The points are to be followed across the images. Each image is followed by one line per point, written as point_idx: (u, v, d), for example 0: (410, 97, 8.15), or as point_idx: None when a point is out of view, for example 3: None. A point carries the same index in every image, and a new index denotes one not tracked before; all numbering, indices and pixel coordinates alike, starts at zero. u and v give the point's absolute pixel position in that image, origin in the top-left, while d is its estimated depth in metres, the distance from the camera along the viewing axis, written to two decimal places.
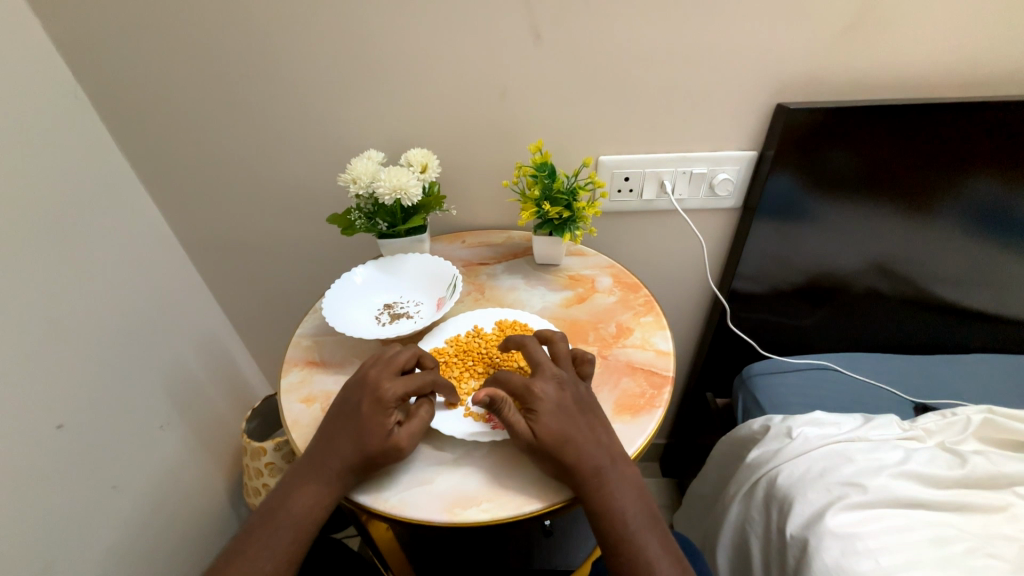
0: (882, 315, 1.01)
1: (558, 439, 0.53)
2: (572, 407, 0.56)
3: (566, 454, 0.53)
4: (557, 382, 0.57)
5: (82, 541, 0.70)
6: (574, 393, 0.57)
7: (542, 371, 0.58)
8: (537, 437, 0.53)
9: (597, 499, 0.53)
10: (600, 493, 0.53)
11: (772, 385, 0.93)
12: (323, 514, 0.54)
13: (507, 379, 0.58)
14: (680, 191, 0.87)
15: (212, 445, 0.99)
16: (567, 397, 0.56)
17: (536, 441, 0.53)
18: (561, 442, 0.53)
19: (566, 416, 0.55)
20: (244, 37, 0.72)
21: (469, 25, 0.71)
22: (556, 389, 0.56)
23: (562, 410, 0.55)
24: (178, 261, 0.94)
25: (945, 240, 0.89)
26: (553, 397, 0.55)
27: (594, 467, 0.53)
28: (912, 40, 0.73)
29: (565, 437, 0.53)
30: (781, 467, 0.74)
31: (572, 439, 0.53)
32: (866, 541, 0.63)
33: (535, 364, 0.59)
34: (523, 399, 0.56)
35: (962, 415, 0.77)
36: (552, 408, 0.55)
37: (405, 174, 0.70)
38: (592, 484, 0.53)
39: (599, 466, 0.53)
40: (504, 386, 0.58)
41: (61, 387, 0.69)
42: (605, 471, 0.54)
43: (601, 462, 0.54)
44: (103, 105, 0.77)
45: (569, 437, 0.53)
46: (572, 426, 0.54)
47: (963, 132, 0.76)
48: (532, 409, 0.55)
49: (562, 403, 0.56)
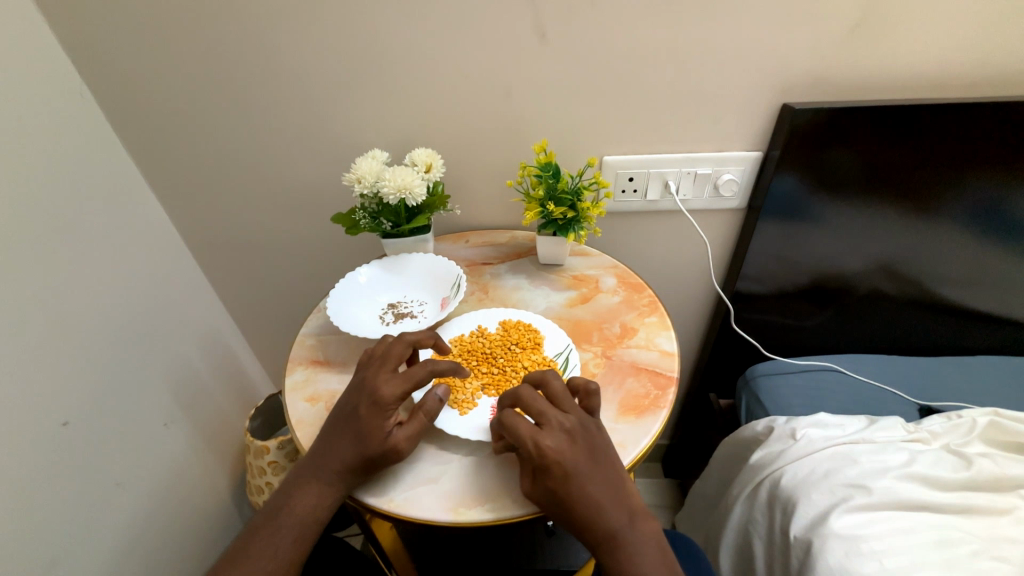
0: (887, 316, 1.00)
1: (565, 499, 0.50)
2: (587, 460, 0.51)
3: (579, 517, 0.50)
4: (564, 429, 0.52)
5: (86, 537, 0.70)
6: (585, 438, 0.53)
7: (548, 422, 0.52)
8: (549, 498, 0.50)
9: (615, 561, 0.50)
10: (619, 552, 0.50)
11: (776, 386, 0.93)
12: (327, 513, 0.54)
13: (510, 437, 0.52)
14: (685, 191, 0.87)
15: (216, 441, 1.00)
16: (580, 451, 0.51)
17: (546, 501, 0.51)
18: (574, 504, 0.50)
19: (578, 467, 0.51)
20: (248, 35, 0.72)
21: (473, 25, 0.71)
22: (568, 444, 0.51)
23: (577, 466, 0.51)
24: (183, 260, 0.94)
25: (949, 243, 0.89)
26: (565, 454, 0.51)
27: (611, 529, 0.50)
28: (916, 42, 0.72)
29: (580, 499, 0.50)
30: (785, 468, 0.74)
31: (581, 498, 0.50)
32: (870, 543, 0.63)
33: (538, 415, 0.53)
34: (529, 459, 0.51)
35: (967, 417, 0.76)
36: (566, 467, 0.50)
37: (410, 174, 0.70)
38: (609, 545, 0.51)
39: (616, 527, 0.51)
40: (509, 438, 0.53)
41: (66, 381, 0.70)
42: (624, 532, 0.51)
43: (619, 522, 0.51)
44: (108, 103, 0.77)
45: (583, 499, 0.50)
46: (588, 486, 0.50)
47: (964, 135, 0.77)
48: (541, 469, 0.50)
49: (576, 457, 0.51)
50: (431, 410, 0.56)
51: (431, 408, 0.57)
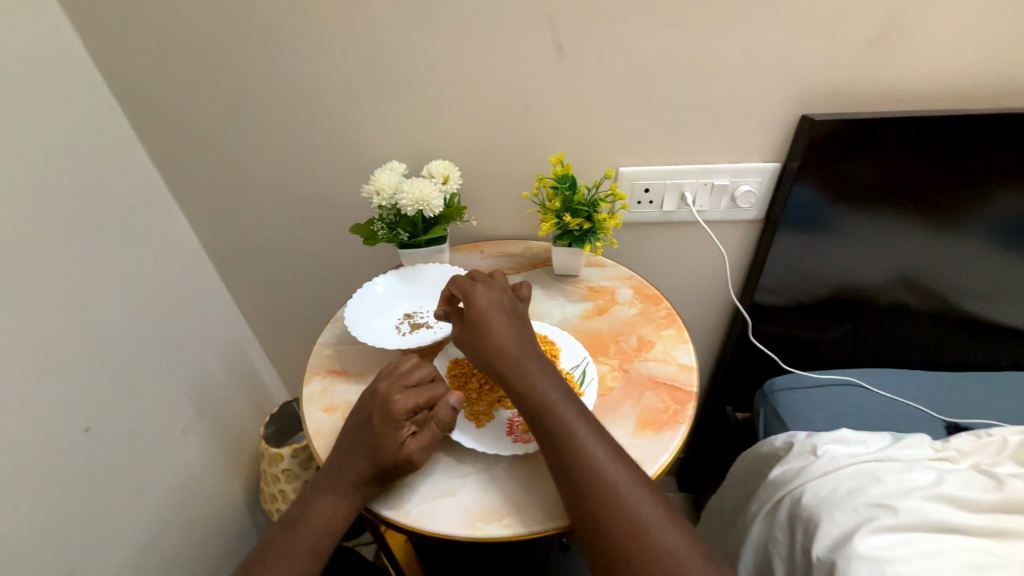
0: (910, 330, 0.98)
1: (481, 335, 0.57)
2: (510, 314, 0.60)
3: (496, 360, 0.56)
4: (497, 291, 0.61)
5: (103, 543, 0.71)
6: (515, 306, 0.61)
7: (484, 282, 0.62)
8: (470, 336, 0.58)
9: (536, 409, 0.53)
10: (536, 397, 0.54)
11: (796, 401, 0.91)
12: (343, 525, 0.54)
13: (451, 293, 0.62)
14: (702, 203, 0.87)
15: (232, 448, 1.01)
16: (505, 307, 0.60)
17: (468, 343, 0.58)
18: (491, 342, 0.56)
19: (503, 318, 0.58)
20: (271, 49, 0.74)
21: (490, 39, 0.72)
22: (496, 296, 0.60)
23: (500, 314, 0.59)
24: (203, 268, 0.96)
25: (973, 256, 0.87)
26: (492, 303, 0.59)
27: (528, 376, 0.55)
28: (939, 53, 0.71)
29: (496, 342, 0.56)
30: (806, 486, 0.73)
31: (500, 335, 0.57)
32: (897, 566, 0.60)
33: (481, 278, 0.62)
34: (465, 300, 0.60)
35: (998, 436, 0.74)
36: (488, 311, 0.58)
37: (428, 186, 0.71)
38: (526, 390, 0.54)
39: (534, 375, 0.55)
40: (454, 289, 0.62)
41: (89, 387, 0.71)
42: (541, 381, 0.55)
43: (537, 372, 0.55)
44: (135, 116, 0.80)
45: (502, 345, 0.56)
46: (506, 332, 0.57)
47: (989, 147, 0.75)
48: (471, 308, 0.59)
49: (501, 308, 0.59)
50: (445, 421, 0.56)
51: (444, 419, 0.56)
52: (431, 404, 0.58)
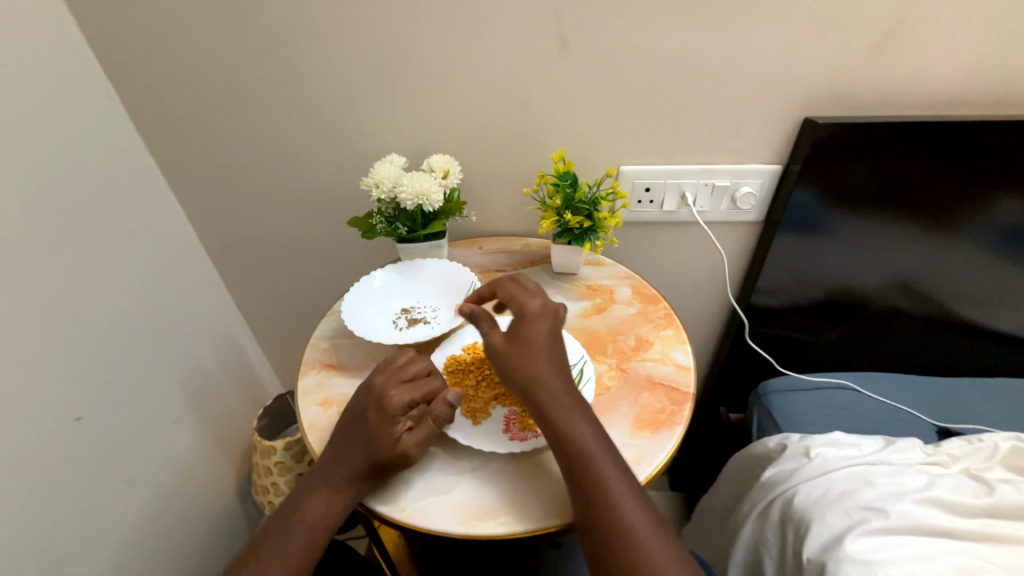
0: (904, 334, 0.99)
1: (528, 355, 0.55)
2: (557, 339, 0.57)
3: (538, 383, 0.53)
4: (550, 311, 0.59)
5: (93, 533, 0.70)
6: (560, 326, 0.59)
7: (540, 300, 0.59)
8: (513, 350, 0.55)
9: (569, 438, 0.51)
10: (571, 427, 0.52)
11: (790, 403, 0.91)
12: (337, 520, 0.54)
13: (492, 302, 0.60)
14: (702, 203, 0.87)
15: (224, 440, 1.00)
16: (555, 329, 0.58)
17: (509, 354, 0.55)
18: (535, 365, 0.54)
19: (551, 336, 0.57)
20: (271, 37, 0.72)
21: (495, 33, 0.71)
22: (551, 316, 0.58)
23: (551, 338, 0.56)
24: (198, 257, 0.94)
25: (969, 262, 0.87)
26: (549, 324, 0.57)
27: (566, 404, 0.53)
28: (943, 58, 0.71)
29: (540, 367, 0.54)
30: (798, 488, 0.73)
31: (543, 357, 0.55)
32: (887, 568, 0.61)
33: (533, 291, 0.61)
34: (519, 313, 0.58)
35: (988, 441, 0.75)
36: (543, 335, 0.56)
37: (428, 180, 0.70)
38: (562, 418, 0.52)
39: (572, 405, 0.53)
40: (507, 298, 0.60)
41: (80, 376, 0.70)
42: (578, 412, 0.53)
43: (575, 402, 0.54)
44: (131, 101, 0.78)
45: (543, 369, 0.54)
46: (551, 357, 0.55)
47: (988, 154, 0.75)
48: (525, 321, 0.57)
49: (551, 332, 0.57)
50: (441, 415, 0.55)
51: (441, 414, 0.56)
52: (427, 398, 0.58)
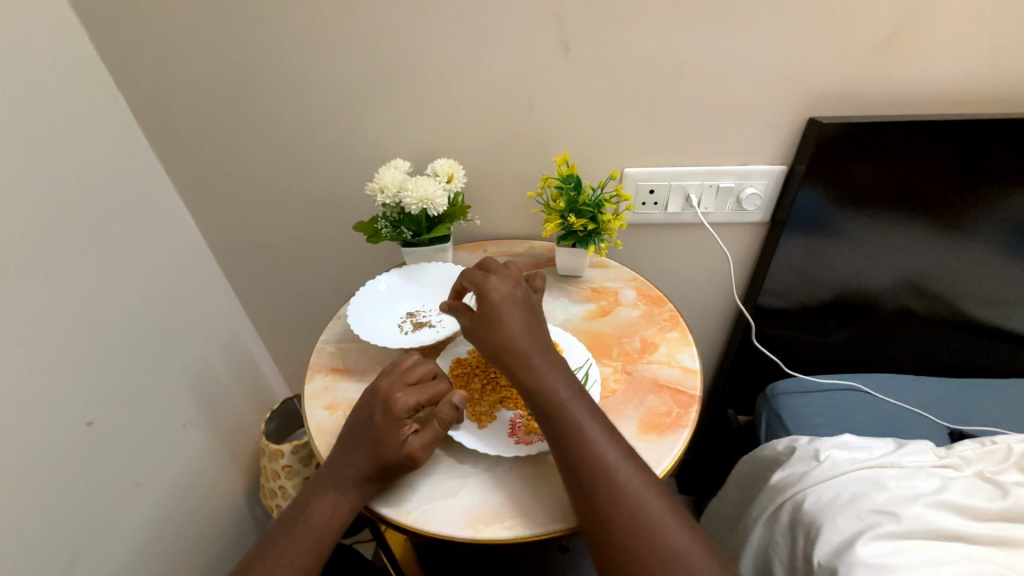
0: (914, 335, 0.98)
1: (492, 328, 0.56)
2: (523, 307, 0.58)
3: (508, 355, 0.55)
4: (509, 281, 0.60)
5: (103, 537, 0.71)
6: (526, 297, 0.60)
7: (499, 274, 0.61)
8: (483, 327, 0.57)
9: (550, 407, 0.53)
10: (550, 396, 0.53)
11: (799, 405, 0.91)
12: (344, 523, 0.54)
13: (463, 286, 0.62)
14: (707, 205, 0.86)
15: (232, 444, 1.01)
16: (518, 298, 0.59)
17: (479, 332, 0.57)
18: (501, 334, 0.55)
19: (516, 310, 0.57)
20: (277, 45, 0.73)
21: (497, 37, 0.72)
22: (510, 287, 0.59)
23: (512, 304, 0.58)
24: (205, 263, 0.95)
25: (980, 261, 0.86)
26: (505, 292, 0.58)
27: (542, 370, 0.54)
28: (950, 56, 0.71)
29: (507, 335, 0.55)
30: (808, 491, 0.72)
31: (510, 327, 0.56)
32: (900, 573, 0.60)
33: (493, 269, 0.62)
34: (477, 292, 0.59)
35: (1002, 444, 0.73)
36: (503, 303, 0.57)
37: (432, 184, 0.70)
38: (540, 386, 0.53)
39: (547, 372, 0.54)
40: (468, 283, 0.61)
41: (89, 381, 0.71)
42: (555, 377, 0.54)
43: (550, 366, 0.54)
44: (140, 109, 0.79)
45: (512, 338, 0.55)
46: (518, 324, 0.56)
47: (996, 152, 0.75)
48: (483, 300, 0.58)
49: (514, 300, 0.58)
50: (446, 418, 0.56)
51: (447, 417, 0.56)
52: (433, 400, 0.58)
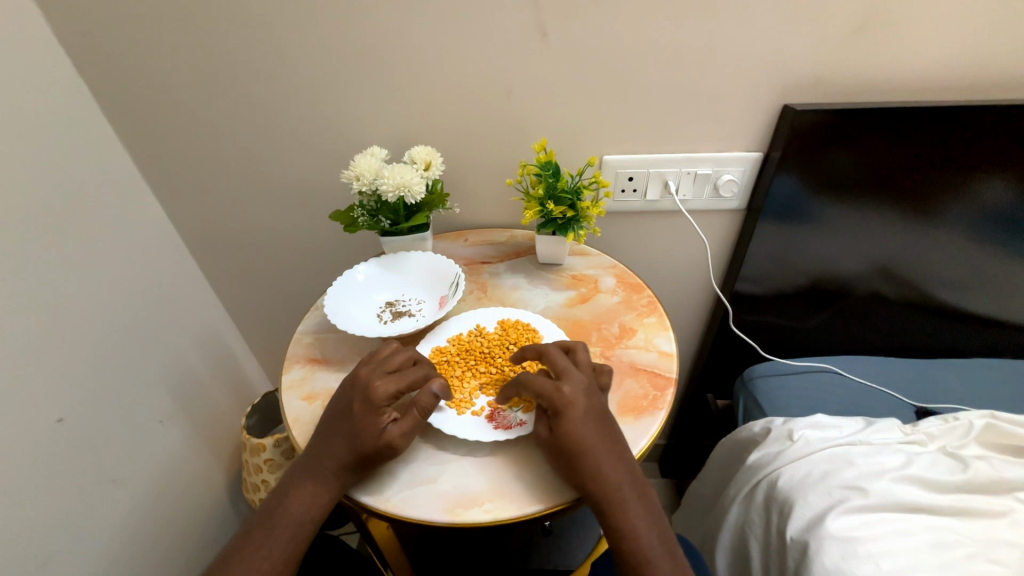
0: (884, 318, 1.00)
1: (570, 445, 0.53)
2: (599, 416, 0.55)
3: (581, 462, 0.52)
4: (585, 386, 0.56)
5: (80, 536, 0.70)
6: (601, 403, 0.57)
7: (569, 376, 0.57)
8: (557, 438, 0.54)
9: (614, 517, 0.52)
10: (618, 505, 0.52)
11: (774, 388, 0.93)
12: (323, 513, 0.54)
13: (530, 384, 0.57)
14: (685, 192, 0.87)
15: (212, 438, 0.99)
16: (592, 407, 0.55)
17: (553, 442, 0.54)
18: (580, 449, 0.53)
19: (592, 424, 0.54)
20: (247, 29, 0.71)
21: (474, 22, 0.71)
22: (585, 396, 0.56)
23: (589, 417, 0.54)
24: (179, 255, 0.93)
25: (946, 245, 0.89)
26: (582, 404, 0.55)
27: (614, 484, 0.52)
28: (919, 43, 0.72)
29: (585, 444, 0.53)
30: (782, 470, 0.75)
31: (588, 446, 0.53)
32: (867, 545, 0.63)
33: (562, 372, 0.57)
34: (550, 400, 0.55)
35: (964, 419, 0.76)
36: (580, 415, 0.54)
37: (410, 172, 0.70)
38: (613, 500, 0.52)
39: (617, 483, 0.53)
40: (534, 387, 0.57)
41: (59, 377, 0.69)
42: (625, 488, 0.53)
43: (620, 478, 0.53)
44: (103, 96, 0.76)
45: (587, 446, 0.53)
46: (594, 438, 0.53)
47: (960, 139, 0.77)
48: (560, 412, 0.54)
49: (589, 411, 0.55)
50: (426, 407, 0.56)
51: (426, 405, 0.56)
52: (411, 386, 0.58)
